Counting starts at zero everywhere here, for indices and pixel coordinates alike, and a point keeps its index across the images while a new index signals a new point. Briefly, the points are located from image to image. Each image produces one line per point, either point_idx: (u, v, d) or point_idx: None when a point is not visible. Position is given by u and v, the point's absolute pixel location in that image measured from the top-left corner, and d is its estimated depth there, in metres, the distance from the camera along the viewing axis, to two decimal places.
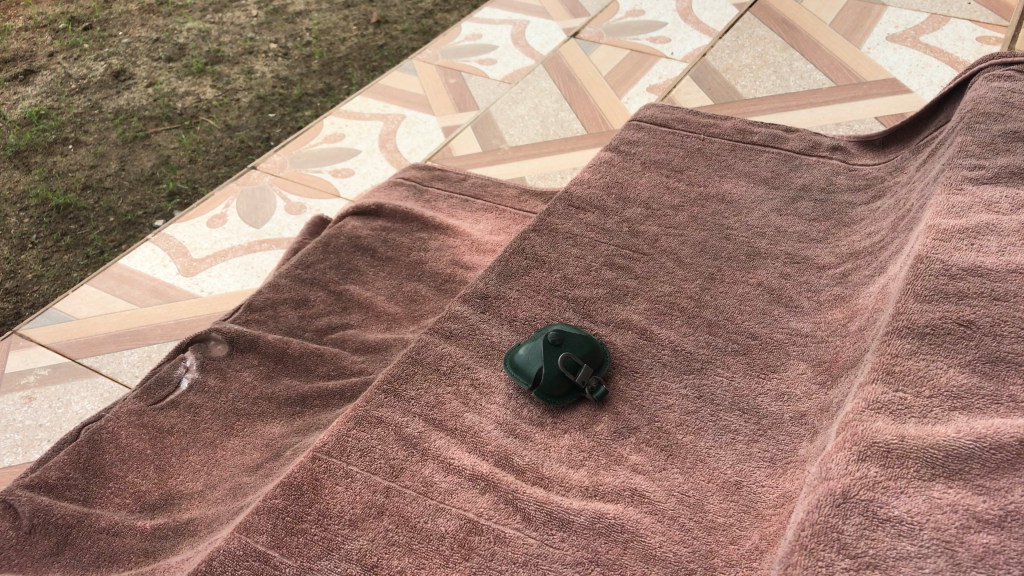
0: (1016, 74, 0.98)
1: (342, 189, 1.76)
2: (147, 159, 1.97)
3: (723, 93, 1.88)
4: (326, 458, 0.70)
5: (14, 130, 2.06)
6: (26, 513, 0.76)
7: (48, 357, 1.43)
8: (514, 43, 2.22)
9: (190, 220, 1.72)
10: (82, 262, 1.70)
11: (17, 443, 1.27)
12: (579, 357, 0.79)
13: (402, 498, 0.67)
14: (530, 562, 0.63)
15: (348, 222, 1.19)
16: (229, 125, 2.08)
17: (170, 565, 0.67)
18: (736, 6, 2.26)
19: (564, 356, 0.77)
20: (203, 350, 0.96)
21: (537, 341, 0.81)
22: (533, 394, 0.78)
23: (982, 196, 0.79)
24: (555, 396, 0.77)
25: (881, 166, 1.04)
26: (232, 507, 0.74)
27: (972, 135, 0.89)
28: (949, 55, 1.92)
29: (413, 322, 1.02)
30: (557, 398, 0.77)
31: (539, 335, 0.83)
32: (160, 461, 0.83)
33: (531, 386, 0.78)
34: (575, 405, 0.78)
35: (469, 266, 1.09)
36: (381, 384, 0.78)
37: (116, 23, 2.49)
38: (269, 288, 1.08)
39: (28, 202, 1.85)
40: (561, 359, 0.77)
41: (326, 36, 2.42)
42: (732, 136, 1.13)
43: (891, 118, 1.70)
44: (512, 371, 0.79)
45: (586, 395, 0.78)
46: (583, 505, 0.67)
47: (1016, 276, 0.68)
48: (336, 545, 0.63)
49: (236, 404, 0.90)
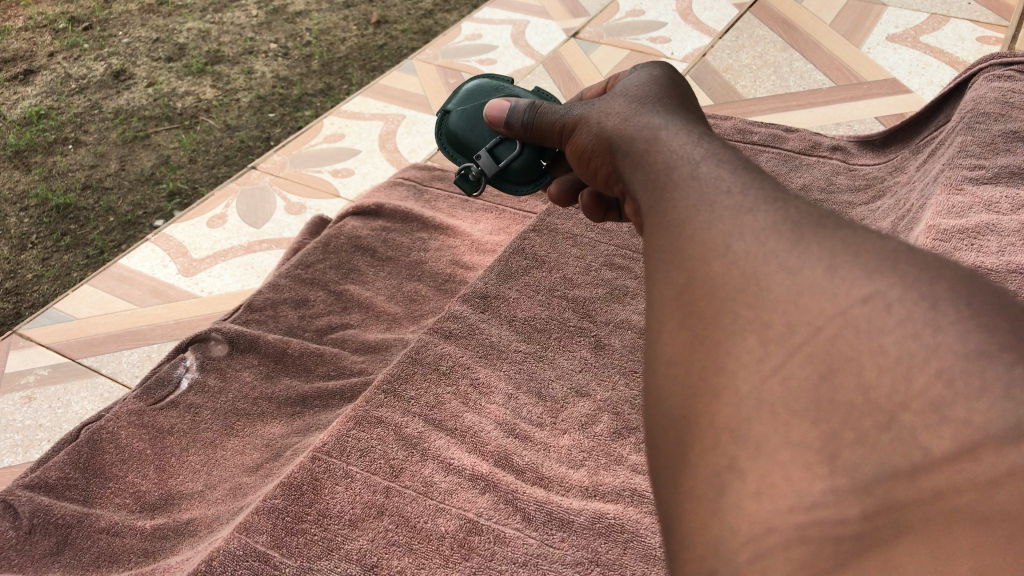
0: (1015, 74, 0.98)
1: (342, 190, 1.76)
2: (147, 159, 1.97)
3: (723, 93, 1.88)
4: (325, 458, 0.69)
5: (14, 130, 2.06)
6: (25, 513, 0.75)
7: (47, 357, 1.42)
8: (514, 43, 2.22)
9: (190, 219, 1.72)
10: (82, 262, 1.70)
11: (17, 443, 1.28)
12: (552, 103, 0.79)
13: (403, 497, 0.67)
14: (530, 562, 0.63)
15: (348, 222, 1.19)
16: (229, 125, 2.08)
17: (170, 565, 0.67)
18: (736, 6, 2.27)
19: (509, 111, 0.81)
20: (203, 350, 0.96)
21: (480, 108, 0.92)
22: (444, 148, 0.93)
23: (982, 196, 0.79)
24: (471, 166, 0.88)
25: (881, 167, 1.06)
26: (232, 507, 0.75)
27: (972, 135, 0.89)
28: (948, 56, 1.92)
29: (413, 322, 1.02)
30: (472, 165, 0.87)
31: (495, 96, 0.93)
32: (160, 461, 0.83)
33: (462, 159, 0.92)
34: (524, 193, 0.87)
35: (469, 266, 1.10)
36: (380, 384, 0.77)
37: (116, 23, 2.48)
38: (269, 288, 1.08)
39: (28, 202, 1.85)
40: (505, 111, 0.82)
41: (326, 36, 2.42)
42: (733, 136, 1.13)
43: (891, 118, 1.71)
44: (444, 143, 0.93)
45: (531, 172, 0.86)
46: (583, 505, 0.68)
47: (1015, 276, 0.68)
48: (336, 545, 0.63)
49: (236, 404, 0.90)
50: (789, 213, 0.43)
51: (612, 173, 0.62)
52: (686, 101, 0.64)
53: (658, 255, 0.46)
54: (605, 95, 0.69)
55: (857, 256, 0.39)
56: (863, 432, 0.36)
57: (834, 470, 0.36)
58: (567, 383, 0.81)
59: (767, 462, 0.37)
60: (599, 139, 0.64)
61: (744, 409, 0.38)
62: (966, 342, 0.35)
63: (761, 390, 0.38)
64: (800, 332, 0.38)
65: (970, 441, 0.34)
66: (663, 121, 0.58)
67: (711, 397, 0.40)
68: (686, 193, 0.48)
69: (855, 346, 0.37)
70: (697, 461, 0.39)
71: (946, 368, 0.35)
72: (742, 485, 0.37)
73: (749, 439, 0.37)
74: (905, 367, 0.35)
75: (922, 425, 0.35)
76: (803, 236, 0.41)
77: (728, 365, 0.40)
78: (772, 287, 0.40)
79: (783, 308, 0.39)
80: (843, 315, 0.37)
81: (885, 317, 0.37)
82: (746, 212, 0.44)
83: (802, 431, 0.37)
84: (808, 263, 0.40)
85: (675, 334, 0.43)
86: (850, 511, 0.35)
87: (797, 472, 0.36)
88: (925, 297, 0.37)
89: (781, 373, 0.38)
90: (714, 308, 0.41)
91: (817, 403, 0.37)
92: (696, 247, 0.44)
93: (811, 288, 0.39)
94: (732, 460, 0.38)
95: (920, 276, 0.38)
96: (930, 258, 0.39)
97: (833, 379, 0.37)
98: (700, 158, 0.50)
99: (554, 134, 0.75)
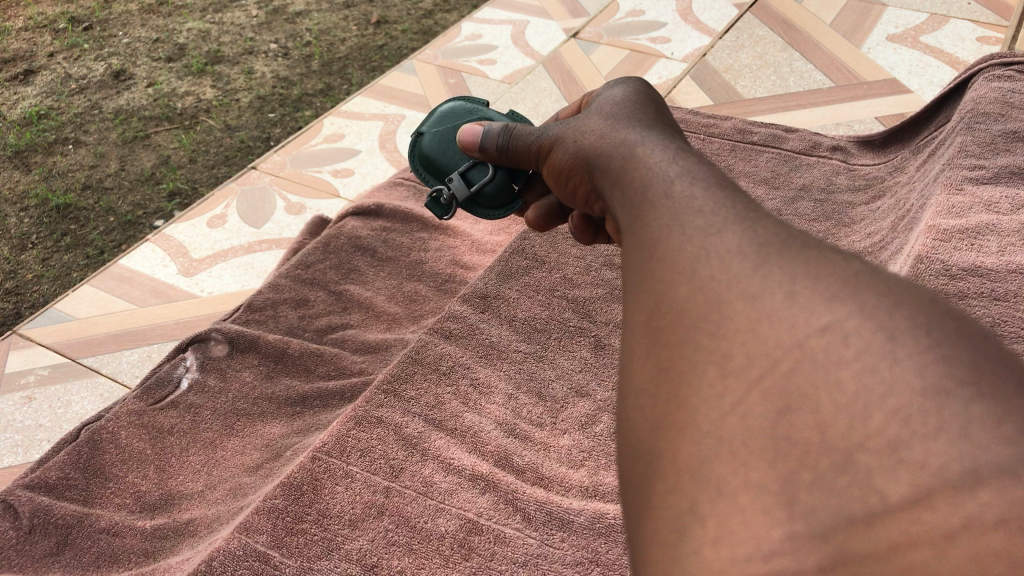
0: (1016, 74, 0.98)
1: (342, 189, 1.76)
2: (147, 159, 1.97)
3: (723, 93, 1.88)
4: (325, 458, 0.69)
5: (14, 130, 2.06)
6: (26, 513, 0.75)
7: (47, 357, 1.43)
8: (513, 43, 2.22)
9: (190, 220, 1.72)
10: (82, 262, 1.71)
11: (17, 443, 1.28)
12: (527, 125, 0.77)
13: (402, 497, 0.67)
14: (530, 562, 0.63)
15: (348, 222, 1.19)
16: (229, 125, 2.08)
17: (170, 565, 0.67)
18: (736, 6, 2.27)
19: (484, 135, 0.79)
20: (203, 350, 0.96)
21: (454, 130, 0.90)
22: (415, 169, 0.91)
23: (982, 196, 0.79)
24: (443, 189, 0.87)
25: (881, 167, 1.07)
26: (232, 507, 0.74)
27: (972, 135, 0.89)
28: (949, 55, 1.93)
29: (413, 322, 1.02)
30: (444, 189, 0.86)
31: (468, 119, 0.91)
32: (160, 461, 0.83)
33: (434, 181, 0.90)
34: (496, 217, 0.86)
35: (469, 266, 1.10)
36: (381, 384, 0.77)
37: (115, 23, 2.48)
38: (269, 288, 1.08)
39: (28, 202, 1.85)
40: (479, 136, 0.80)
41: (326, 36, 2.42)
42: (732, 136, 1.13)
43: (892, 118, 1.71)
44: (418, 165, 0.91)
45: (503, 197, 0.85)
46: (583, 505, 0.68)
47: (1015, 276, 0.68)
48: (336, 545, 0.63)
49: (236, 404, 0.90)
50: (757, 233, 0.42)
51: (592, 192, 0.61)
52: (661, 116, 0.63)
53: (631, 277, 0.45)
54: (580, 112, 0.68)
55: (817, 282, 0.38)
56: (819, 474, 0.35)
57: (791, 516, 0.35)
58: (567, 384, 0.81)
59: (726, 507, 0.36)
60: (576, 157, 0.63)
61: (705, 447, 0.37)
62: (923, 376, 0.34)
63: (720, 426, 0.37)
64: (759, 364, 0.37)
65: (925, 487, 0.33)
66: (640, 138, 0.56)
67: (673, 433, 0.39)
68: (660, 215, 0.46)
69: (812, 381, 0.36)
70: (659, 501, 0.38)
71: (903, 406, 0.34)
72: (702, 532, 0.36)
73: (708, 480, 0.37)
74: (861, 402, 0.34)
75: (878, 466, 0.34)
76: (768, 259, 0.40)
77: (689, 400, 0.39)
78: (733, 314, 0.39)
79: (742, 338, 0.38)
80: (800, 345, 0.37)
81: (842, 348, 0.36)
82: (713, 233, 0.43)
83: (760, 472, 0.36)
84: (769, 289, 0.39)
85: (644, 362, 0.42)
86: (807, 559, 0.34)
87: (754, 517, 0.35)
88: (884, 327, 0.35)
89: (739, 410, 0.37)
90: (675, 342, 0.41)
91: (775, 441, 0.36)
92: (664, 267, 0.43)
93: (771, 316, 0.38)
94: (693, 503, 0.37)
95: (879, 304, 0.36)
96: (896, 284, 0.38)
97: (791, 415, 0.36)
98: (676, 173, 0.49)
99: (531, 155, 0.73)
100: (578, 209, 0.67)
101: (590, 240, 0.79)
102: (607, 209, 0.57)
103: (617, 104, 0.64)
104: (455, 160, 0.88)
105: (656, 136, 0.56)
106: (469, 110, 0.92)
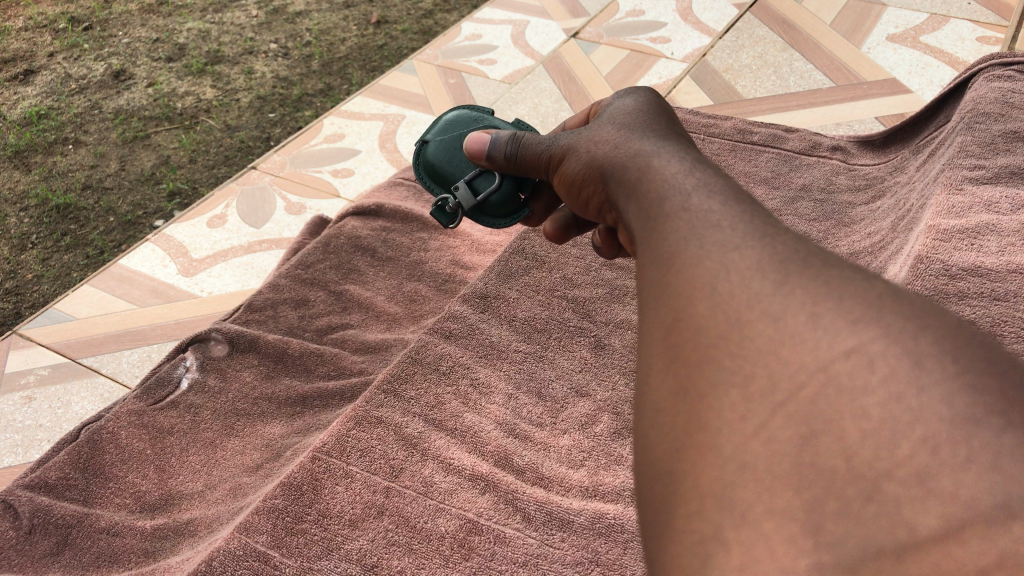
0: (1016, 74, 0.98)
1: (342, 189, 1.76)
2: (147, 159, 1.97)
3: (724, 93, 1.87)
4: (325, 458, 0.69)
5: (14, 130, 2.06)
6: (26, 513, 0.75)
7: (48, 357, 1.43)
8: (514, 43, 2.22)
9: (190, 220, 1.72)
10: (82, 262, 1.71)
11: (17, 443, 1.28)
12: (534, 134, 0.77)
13: (402, 497, 0.67)
14: (530, 562, 0.63)
15: (348, 222, 1.19)
16: (229, 125, 2.08)
17: (170, 565, 0.67)
18: (736, 6, 2.27)
19: (491, 144, 0.79)
20: (203, 350, 0.96)
21: (459, 139, 0.90)
22: (421, 179, 0.91)
23: (982, 196, 0.79)
24: (448, 198, 0.86)
25: (881, 167, 1.07)
26: (232, 507, 0.74)
27: (972, 135, 0.89)
28: (949, 55, 1.93)
29: (413, 322, 1.02)
30: (450, 198, 0.86)
31: (473, 127, 0.91)
32: (160, 461, 0.83)
33: (439, 190, 0.90)
34: (501, 226, 0.86)
35: (469, 267, 1.10)
36: (381, 384, 0.77)
37: (116, 23, 2.48)
38: (269, 288, 1.08)
39: (28, 202, 1.85)
40: (486, 145, 0.80)
41: (326, 36, 2.42)
42: (732, 136, 1.13)
43: (891, 117, 1.71)
44: (422, 173, 0.91)
45: (509, 206, 0.84)
46: (583, 505, 0.68)
47: (1015, 276, 0.68)
48: (336, 545, 0.63)
49: (236, 404, 0.90)
50: (776, 252, 0.42)
51: (605, 202, 0.61)
52: (674, 127, 0.63)
53: (647, 291, 0.45)
54: (591, 122, 0.68)
55: (840, 303, 0.38)
56: (846, 503, 0.35)
57: (817, 545, 0.35)
58: (567, 384, 0.81)
59: (750, 534, 0.36)
60: (590, 167, 0.63)
61: (727, 472, 0.37)
62: (951, 405, 0.34)
63: (743, 451, 0.37)
64: (782, 387, 0.37)
65: (958, 521, 0.33)
66: (655, 148, 0.56)
67: (694, 455, 0.39)
68: (676, 226, 0.46)
69: (837, 406, 0.36)
70: (682, 526, 0.38)
71: (930, 434, 0.34)
72: (726, 560, 0.36)
73: (732, 506, 0.37)
74: (888, 430, 0.35)
75: (907, 497, 0.34)
76: (789, 279, 0.40)
77: (711, 422, 0.39)
78: (755, 336, 0.39)
79: (765, 360, 0.38)
80: (825, 369, 0.37)
81: (867, 373, 0.36)
82: (732, 249, 0.42)
83: (785, 499, 0.36)
84: (791, 311, 0.39)
85: (661, 379, 0.42)
86: None
87: (781, 546, 0.36)
88: (910, 352, 0.35)
89: (763, 435, 0.37)
90: (693, 362, 0.41)
91: (798, 467, 0.36)
92: (682, 283, 0.43)
93: (793, 338, 0.38)
94: (717, 530, 0.37)
95: (904, 327, 0.36)
96: (918, 306, 0.38)
97: (816, 441, 0.36)
98: (691, 186, 0.49)
99: (540, 165, 0.73)
100: (591, 219, 0.67)
101: (612, 255, 0.77)
102: (621, 217, 0.57)
103: (629, 113, 0.64)
104: (459, 169, 0.88)
105: (670, 146, 0.56)
106: (475, 119, 0.92)
